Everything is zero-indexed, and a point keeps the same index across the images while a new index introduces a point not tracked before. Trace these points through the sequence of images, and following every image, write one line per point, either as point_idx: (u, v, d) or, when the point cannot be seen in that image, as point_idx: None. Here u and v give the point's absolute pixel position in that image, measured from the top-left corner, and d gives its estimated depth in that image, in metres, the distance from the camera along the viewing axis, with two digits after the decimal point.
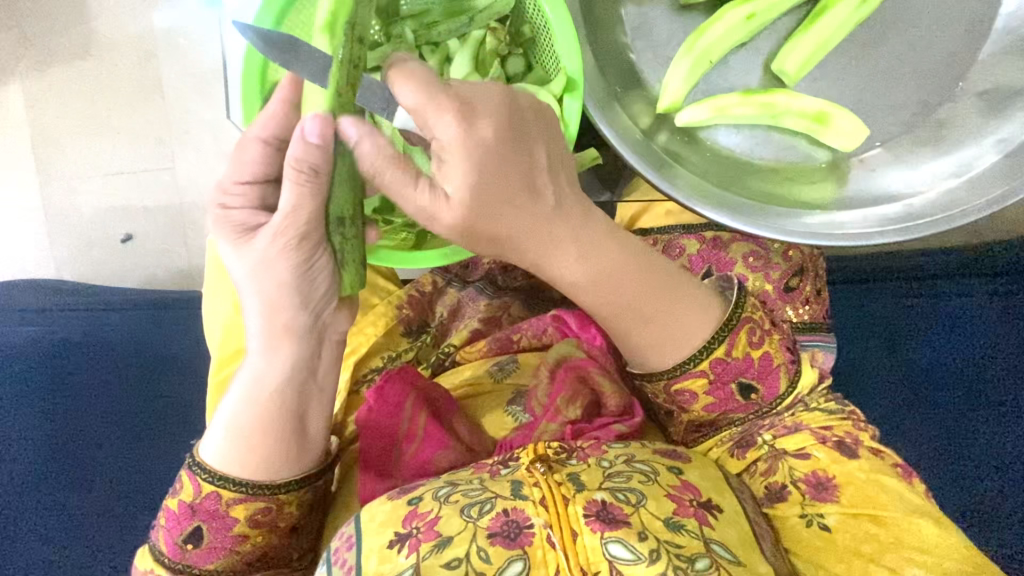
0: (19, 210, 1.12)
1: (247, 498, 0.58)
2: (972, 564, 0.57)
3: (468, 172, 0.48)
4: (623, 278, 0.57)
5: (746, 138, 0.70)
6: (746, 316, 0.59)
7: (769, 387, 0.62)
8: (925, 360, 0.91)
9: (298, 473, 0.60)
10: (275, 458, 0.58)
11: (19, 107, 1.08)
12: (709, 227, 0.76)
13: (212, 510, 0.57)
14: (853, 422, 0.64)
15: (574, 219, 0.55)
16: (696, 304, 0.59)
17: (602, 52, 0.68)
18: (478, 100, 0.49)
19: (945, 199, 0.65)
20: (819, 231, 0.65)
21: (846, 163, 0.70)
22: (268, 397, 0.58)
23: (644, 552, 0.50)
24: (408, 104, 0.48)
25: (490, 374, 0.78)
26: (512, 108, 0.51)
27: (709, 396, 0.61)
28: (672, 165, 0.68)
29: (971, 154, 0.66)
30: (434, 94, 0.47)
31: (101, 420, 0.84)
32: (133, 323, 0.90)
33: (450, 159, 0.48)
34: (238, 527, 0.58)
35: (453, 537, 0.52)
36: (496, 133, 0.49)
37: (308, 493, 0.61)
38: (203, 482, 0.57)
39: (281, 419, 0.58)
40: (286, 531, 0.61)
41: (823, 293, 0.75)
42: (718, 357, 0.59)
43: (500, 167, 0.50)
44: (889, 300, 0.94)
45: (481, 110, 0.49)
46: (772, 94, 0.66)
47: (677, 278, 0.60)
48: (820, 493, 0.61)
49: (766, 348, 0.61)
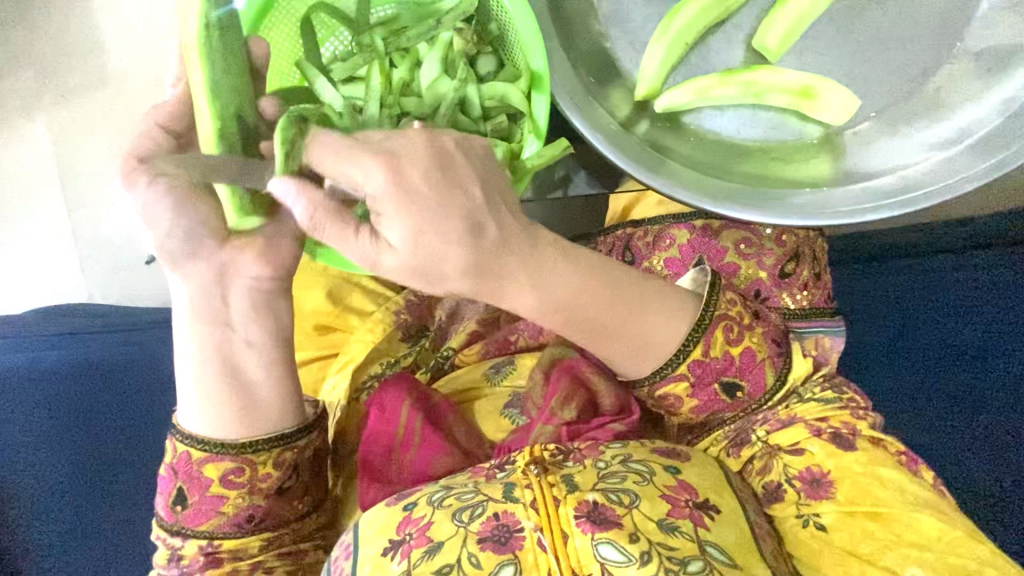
0: (49, 237, 1.13)
1: (217, 457, 0.58)
2: (976, 559, 0.55)
3: (404, 219, 0.47)
4: (588, 303, 0.55)
5: (731, 119, 0.67)
6: (719, 314, 0.57)
7: (755, 382, 0.59)
8: (945, 339, 0.87)
9: (256, 436, 0.59)
10: (226, 416, 0.59)
11: (44, 140, 1.09)
12: (698, 215, 0.73)
13: (190, 472, 0.58)
14: (852, 411, 0.61)
15: (525, 246, 0.52)
16: (671, 309, 0.57)
17: (576, 42, 0.66)
18: (401, 150, 0.48)
19: (941, 169, 0.61)
20: (811, 210, 0.62)
21: (840, 138, 0.66)
22: (209, 357, 0.58)
23: (636, 555, 0.49)
24: (328, 166, 0.47)
25: (487, 378, 0.78)
26: (438, 150, 0.49)
27: (693, 398, 0.59)
28: (654, 155, 0.65)
29: (967, 118, 0.62)
30: (353, 153, 0.47)
31: (109, 428, 0.89)
32: (147, 341, 0.93)
33: (385, 210, 0.47)
34: (215, 487, 0.58)
35: (444, 543, 0.51)
36: (426, 178, 0.47)
37: (283, 455, 0.60)
38: (178, 443, 0.58)
39: (224, 376, 0.59)
40: (269, 492, 0.60)
41: (823, 277, 0.72)
42: (697, 358, 0.57)
43: (438, 211, 0.47)
44: (902, 279, 0.90)
45: (406, 159, 0.47)
46: (753, 71, 0.64)
47: (641, 287, 0.57)
48: (816, 489, 0.59)
49: (746, 343, 0.58)
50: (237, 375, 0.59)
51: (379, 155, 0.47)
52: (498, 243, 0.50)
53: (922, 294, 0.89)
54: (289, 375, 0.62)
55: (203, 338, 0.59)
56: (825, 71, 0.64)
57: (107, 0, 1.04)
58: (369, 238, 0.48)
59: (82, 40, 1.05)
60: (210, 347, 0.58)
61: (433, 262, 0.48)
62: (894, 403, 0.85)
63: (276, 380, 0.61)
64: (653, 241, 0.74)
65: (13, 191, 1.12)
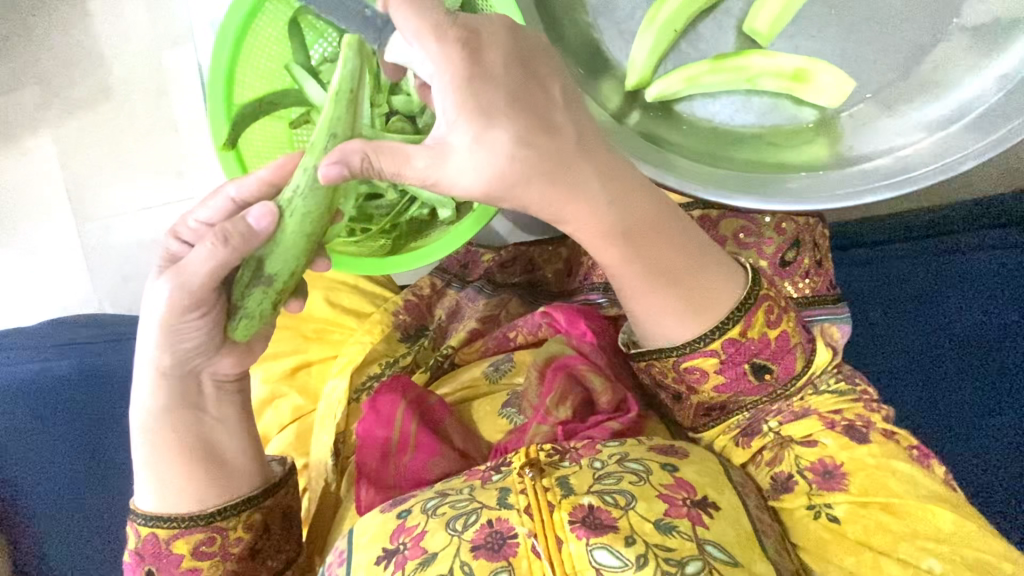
0: (61, 252, 1.14)
1: (184, 532, 0.59)
2: (992, 551, 0.54)
3: (474, 110, 0.46)
4: (656, 239, 0.54)
5: (724, 106, 0.66)
6: (764, 294, 0.56)
7: (785, 367, 0.57)
8: (954, 321, 0.86)
9: (223, 502, 0.60)
10: (191, 489, 0.59)
11: (52, 157, 1.10)
12: (696, 205, 0.71)
13: (156, 551, 0.59)
14: (865, 404, 0.59)
15: (603, 159, 0.51)
16: (720, 270, 0.55)
17: (564, 35, 0.66)
18: (483, 31, 0.47)
19: (945, 144, 0.60)
20: (804, 194, 0.61)
21: (836, 121, 0.65)
22: (172, 432, 0.59)
23: (632, 559, 0.48)
24: (407, 34, 0.46)
25: (485, 376, 0.77)
26: (518, 43, 0.49)
27: (720, 375, 0.56)
28: (647, 144, 0.64)
29: (968, 94, 0.61)
30: (441, 24, 0.46)
31: (90, 438, 0.87)
32: (118, 353, 0.90)
33: (444, 88, 0.46)
34: (187, 561, 0.60)
35: (437, 553, 0.50)
36: (505, 65, 0.47)
37: (251, 516, 0.61)
38: (141, 526, 0.59)
39: (190, 454, 0.59)
40: (242, 556, 0.61)
41: (825, 264, 0.70)
42: (733, 337, 0.55)
43: (511, 100, 0.47)
44: (910, 263, 0.88)
45: (487, 43, 0.47)
46: (744, 56, 0.63)
47: (702, 243, 0.56)
48: (828, 481, 0.57)
49: (783, 326, 0.56)
50: (199, 449, 0.60)
51: (461, 33, 0.46)
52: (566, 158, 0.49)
53: (937, 279, 0.87)
54: (254, 439, 0.63)
55: (161, 421, 0.59)
56: (817, 54, 0.63)
57: (107, 12, 1.03)
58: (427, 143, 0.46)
59: (84, 53, 1.05)
60: (168, 427, 0.59)
61: (489, 167, 0.47)
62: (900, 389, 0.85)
63: (249, 451, 0.62)
64: None
65: (23, 208, 1.12)
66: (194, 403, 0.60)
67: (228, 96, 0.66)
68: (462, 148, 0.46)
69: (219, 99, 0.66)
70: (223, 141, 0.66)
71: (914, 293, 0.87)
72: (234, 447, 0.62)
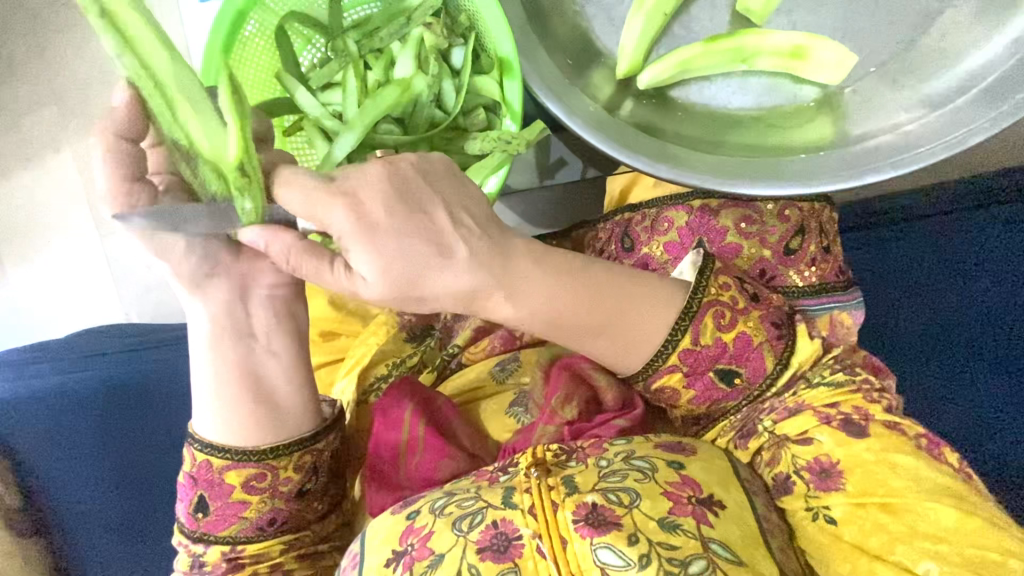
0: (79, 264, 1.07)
1: (238, 464, 0.60)
2: (1002, 550, 0.52)
3: (374, 255, 0.48)
4: (570, 311, 0.54)
5: (722, 89, 0.65)
6: (710, 300, 0.55)
7: (753, 369, 0.56)
8: (966, 301, 0.84)
9: (276, 441, 0.61)
10: (248, 426, 0.60)
11: None
12: (696, 194, 0.69)
13: (209, 480, 0.60)
14: (863, 394, 0.58)
15: (497, 263, 0.52)
16: (654, 298, 0.56)
17: (552, 28, 0.64)
18: (361, 187, 0.48)
19: (947, 120, 0.58)
20: (809, 176, 0.58)
21: (838, 97, 0.63)
22: (229, 366, 0.60)
23: (635, 558, 0.47)
24: (295, 206, 0.47)
25: (493, 376, 0.75)
26: (394, 178, 0.50)
27: (690, 389, 0.57)
28: (641, 135, 0.62)
29: (974, 62, 0.59)
30: (318, 189, 0.47)
31: (105, 445, 0.85)
32: (115, 363, 0.86)
33: (354, 246, 0.47)
34: (237, 493, 0.60)
35: (445, 555, 0.50)
36: (387, 213, 0.48)
37: (302, 457, 0.62)
38: (197, 452, 0.60)
39: (251, 392, 0.60)
40: (290, 496, 0.62)
41: (831, 249, 0.68)
42: (687, 347, 0.55)
43: (403, 241, 0.48)
44: (917, 243, 0.87)
45: (367, 196, 0.48)
46: (737, 36, 0.61)
47: (627, 285, 0.56)
48: (825, 481, 0.55)
49: (740, 328, 0.56)
50: (256, 382, 0.60)
51: (340, 195, 0.47)
52: None
53: (938, 261, 0.86)
54: (307, 381, 0.64)
55: (226, 354, 0.59)
56: (814, 29, 0.62)
57: None
58: (343, 269, 0.49)
59: None
60: (225, 356, 0.59)
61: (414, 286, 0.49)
62: (905, 368, 0.84)
63: (301, 392, 0.63)
64: (650, 225, 0.71)
65: None
66: (244, 330, 0.60)
67: None
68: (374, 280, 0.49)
69: None
70: None
71: (917, 274, 0.86)
72: (287, 390, 0.62)
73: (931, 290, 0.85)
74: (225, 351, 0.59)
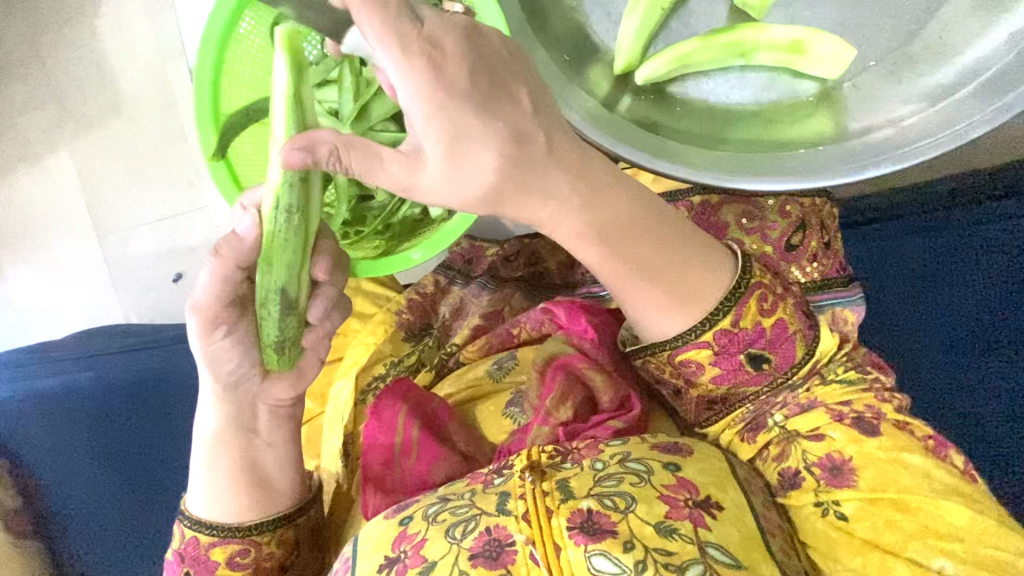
0: (75, 268, 1.06)
1: (222, 541, 0.59)
2: (1009, 548, 0.52)
3: (438, 129, 0.42)
4: (632, 242, 0.51)
5: (720, 84, 0.64)
6: (756, 282, 0.54)
7: (783, 356, 0.55)
8: (973, 296, 0.83)
9: (262, 518, 0.60)
10: (237, 508, 0.60)
11: (70, 176, 1.02)
12: (696, 190, 0.69)
13: (195, 556, 0.59)
14: (876, 393, 0.57)
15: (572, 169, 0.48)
16: (705, 259, 0.53)
17: (550, 24, 0.63)
18: (445, 39, 0.42)
19: (948, 113, 0.58)
20: (808, 171, 0.58)
21: (837, 91, 0.63)
22: (226, 453, 0.59)
23: (630, 565, 0.46)
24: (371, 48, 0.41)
25: (490, 374, 0.75)
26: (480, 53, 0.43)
27: (716, 367, 0.55)
28: (641, 130, 0.62)
29: (976, 55, 0.58)
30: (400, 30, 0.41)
31: (107, 448, 0.84)
32: (123, 364, 0.86)
33: (418, 112, 0.42)
34: (222, 569, 0.60)
35: (437, 562, 0.49)
36: (469, 78, 0.42)
37: (285, 533, 0.62)
38: (186, 528, 0.60)
39: (244, 477, 0.60)
40: (272, 569, 0.62)
41: (833, 245, 0.67)
42: (723, 328, 0.53)
43: (472, 114, 0.42)
44: (920, 239, 0.86)
45: (450, 51, 0.42)
46: (736, 31, 0.61)
47: (686, 235, 0.53)
48: (837, 477, 0.55)
49: (779, 314, 0.54)
50: (251, 467, 0.60)
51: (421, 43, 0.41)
52: (535, 164, 0.46)
53: (941, 256, 0.85)
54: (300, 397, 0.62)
55: (223, 444, 0.59)
56: (813, 24, 0.61)
57: (115, 21, 0.96)
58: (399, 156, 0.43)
59: (95, 72, 0.97)
60: (224, 449, 0.59)
61: (465, 179, 0.44)
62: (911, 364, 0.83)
63: (293, 476, 0.62)
64: None
65: (32, 225, 1.04)
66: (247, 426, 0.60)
67: (215, 104, 0.65)
68: (433, 159, 0.43)
69: (206, 113, 0.65)
70: (213, 152, 0.65)
71: (921, 270, 0.85)
72: (281, 471, 0.62)
73: (935, 286, 0.84)
74: (224, 442, 0.59)
